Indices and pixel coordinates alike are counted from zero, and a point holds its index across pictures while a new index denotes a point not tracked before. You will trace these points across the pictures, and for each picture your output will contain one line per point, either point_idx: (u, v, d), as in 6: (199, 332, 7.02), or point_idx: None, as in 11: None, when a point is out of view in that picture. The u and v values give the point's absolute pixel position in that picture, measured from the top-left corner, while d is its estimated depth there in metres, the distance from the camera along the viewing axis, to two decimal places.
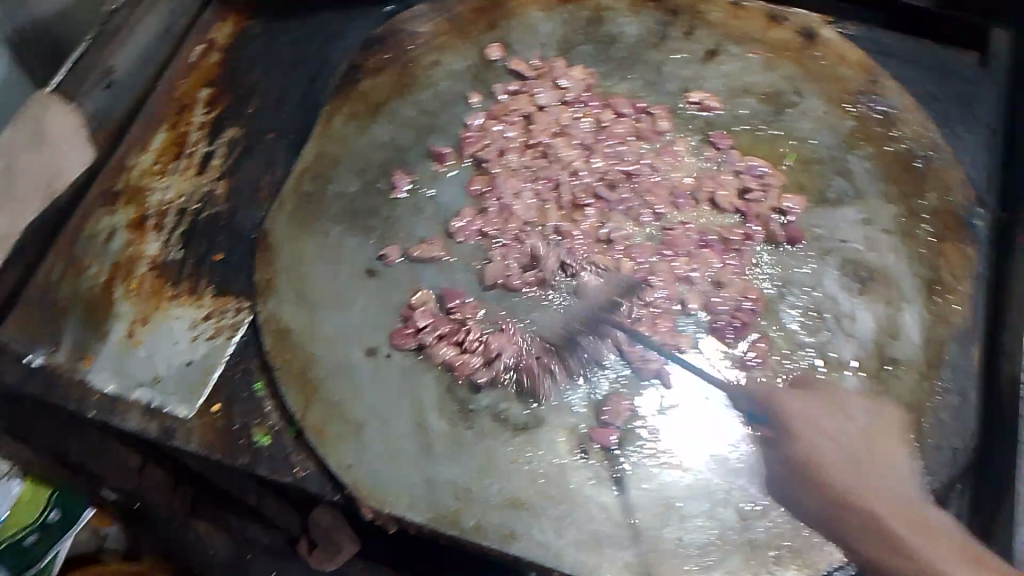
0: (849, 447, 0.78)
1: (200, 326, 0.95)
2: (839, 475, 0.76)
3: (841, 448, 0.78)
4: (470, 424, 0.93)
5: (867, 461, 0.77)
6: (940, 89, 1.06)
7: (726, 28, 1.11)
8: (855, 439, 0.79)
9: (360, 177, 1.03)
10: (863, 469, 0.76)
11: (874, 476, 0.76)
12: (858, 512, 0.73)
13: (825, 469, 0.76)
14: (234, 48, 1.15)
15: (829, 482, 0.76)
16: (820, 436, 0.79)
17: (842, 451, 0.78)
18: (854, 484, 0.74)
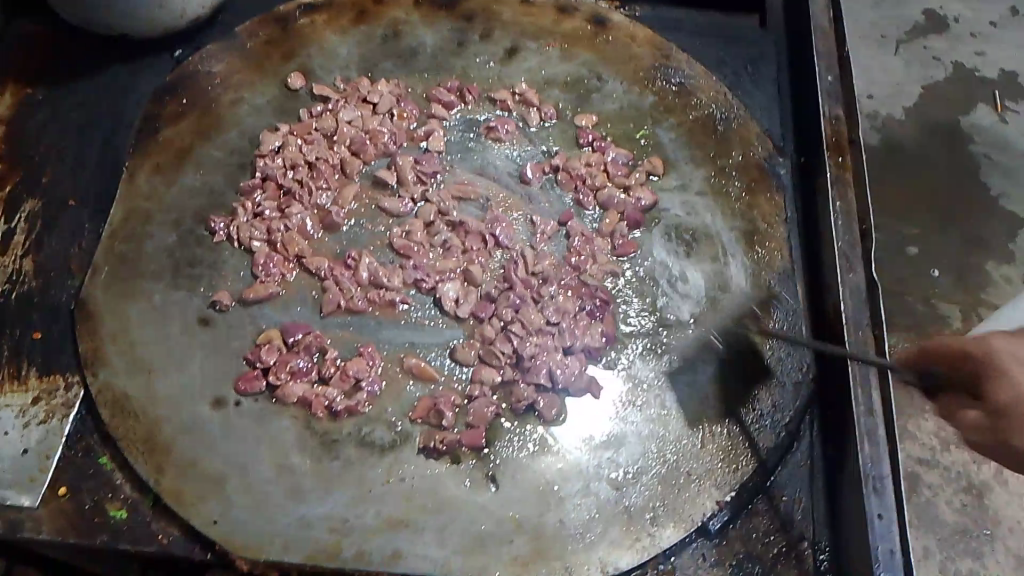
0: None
1: (29, 412, 0.92)
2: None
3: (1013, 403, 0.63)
4: (334, 454, 0.92)
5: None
6: (727, 53, 1.27)
7: (521, 26, 1.24)
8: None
9: (176, 228, 1.03)
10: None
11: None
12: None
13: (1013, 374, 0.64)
14: (17, 119, 1.12)
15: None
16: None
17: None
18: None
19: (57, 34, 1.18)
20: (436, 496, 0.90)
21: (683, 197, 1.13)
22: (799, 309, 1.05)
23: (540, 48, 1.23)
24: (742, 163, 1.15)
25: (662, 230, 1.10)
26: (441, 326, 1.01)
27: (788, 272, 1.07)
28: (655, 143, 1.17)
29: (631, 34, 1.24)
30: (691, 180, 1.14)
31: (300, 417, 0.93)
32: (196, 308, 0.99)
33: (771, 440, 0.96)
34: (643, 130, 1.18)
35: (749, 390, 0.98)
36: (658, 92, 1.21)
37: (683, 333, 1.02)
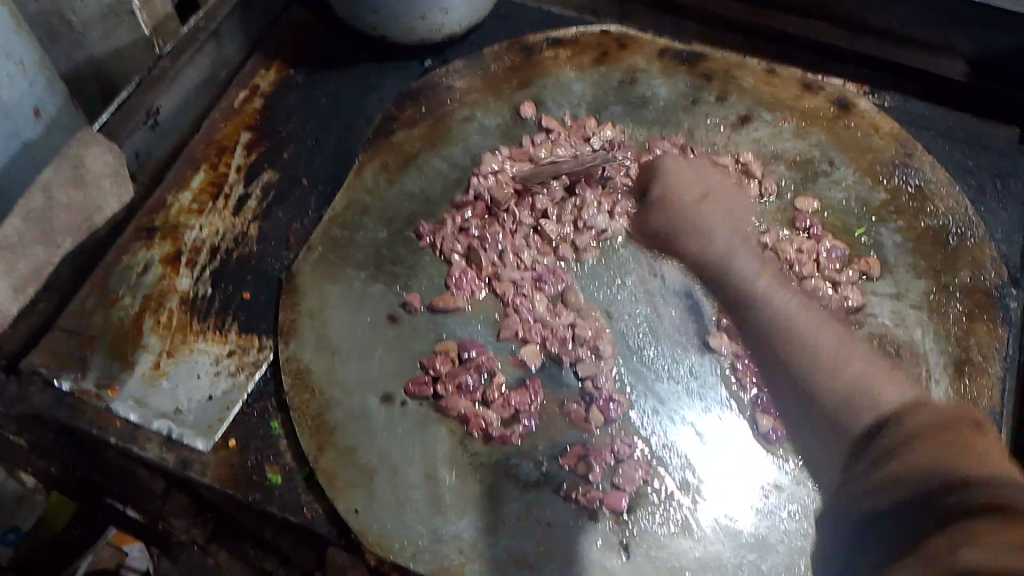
0: (804, 309, 0.72)
1: (222, 363, 1.00)
2: (833, 341, 0.67)
3: (793, 320, 0.71)
4: (480, 478, 0.93)
5: (807, 308, 0.73)
6: (976, 163, 1.18)
7: (758, 95, 1.21)
8: (810, 318, 0.71)
9: (388, 226, 1.09)
10: (827, 320, 0.71)
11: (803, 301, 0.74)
12: (827, 377, 0.64)
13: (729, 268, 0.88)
14: (275, 95, 1.22)
15: (802, 339, 0.68)
16: (799, 310, 0.73)
17: (789, 315, 0.72)
18: (821, 339, 0.67)
19: (325, 25, 1.28)
20: (566, 548, 0.89)
21: (894, 305, 1.05)
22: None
23: (774, 119, 1.19)
24: (968, 285, 1.06)
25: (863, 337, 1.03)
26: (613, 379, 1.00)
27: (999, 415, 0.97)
28: (876, 242, 1.10)
29: (874, 124, 1.18)
30: (908, 291, 1.06)
31: (456, 432, 0.96)
32: (388, 304, 1.04)
33: None
34: (867, 226, 1.11)
35: None
36: (890, 190, 1.14)
37: None
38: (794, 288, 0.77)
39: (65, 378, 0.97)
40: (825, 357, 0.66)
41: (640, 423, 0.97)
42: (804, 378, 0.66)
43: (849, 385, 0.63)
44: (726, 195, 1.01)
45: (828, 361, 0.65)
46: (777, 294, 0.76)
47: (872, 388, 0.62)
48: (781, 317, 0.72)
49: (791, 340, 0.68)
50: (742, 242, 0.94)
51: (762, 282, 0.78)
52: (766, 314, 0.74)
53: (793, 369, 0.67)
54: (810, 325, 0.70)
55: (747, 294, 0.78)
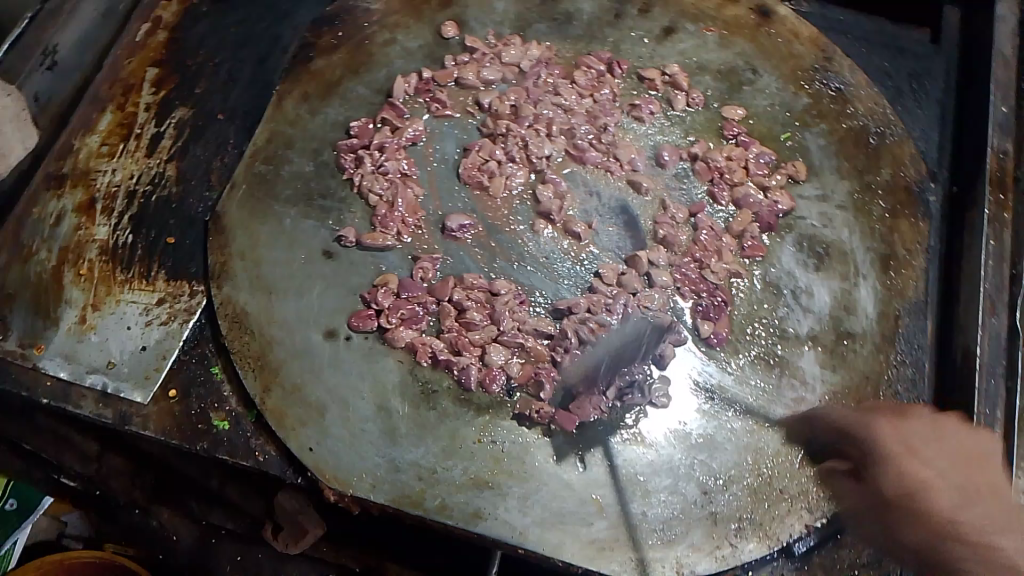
0: (934, 438, 0.67)
1: (153, 312, 0.96)
2: (955, 487, 0.64)
3: (917, 453, 0.66)
4: (432, 404, 0.93)
5: (935, 441, 0.66)
6: (892, 65, 1.20)
7: (681, 6, 1.21)
8: (925, 444, 0.66)
9: (314, 158, 1.05)
10: (963, 459, 0.65)
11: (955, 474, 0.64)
12: (937, 517, 0.63)
13: (895, 472, 0.66)
14: (180, 26, 1.15)
15: (921, 491, 0.64)
16: (904, 436, 0.67)
17: (884, 439, 0.68)
18: (956, 499, 0.63)
19: None
20: (523, 464, 0.90)
21: (822, 208, 1.08)
22: (924, 346, 1.01)
23: (697, 31, 1.19)
24: (889, 183, 1.10)
25: (795, 240, 1.06)
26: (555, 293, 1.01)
27: (921, 303, 1.03)
28: (801, 147, 1.13)
29: (795, 30, 1.19)
30: (834, 192, 1.09)
31: (404, 361, 0.95)
32: (322, 239, 1.01)
33: None
34: (792, 132, 1.13)
35: None
36: (813, 95, 1.15)
37: (797, 349, 0.99)
38: (933, 442, 0.66)
39: None
40: (925, 496, 0.64)
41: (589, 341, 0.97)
42: (918, 534, 0.64)
43: (930, 521, 0.63)
44: (917, 429, 0.68)
45: (918, 502, 0.64)
46: (920, 490, 0.65)
47: (991, 538, 0.61)
48: (906, 462, 0.66)
49: (925, 510, 0.64)
50: (948, 458, 0.65)
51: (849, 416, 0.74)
52: (886, 464, 0.67)
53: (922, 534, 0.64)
54: (940, 482, 0.64)
55: (861, 437, 0.70)
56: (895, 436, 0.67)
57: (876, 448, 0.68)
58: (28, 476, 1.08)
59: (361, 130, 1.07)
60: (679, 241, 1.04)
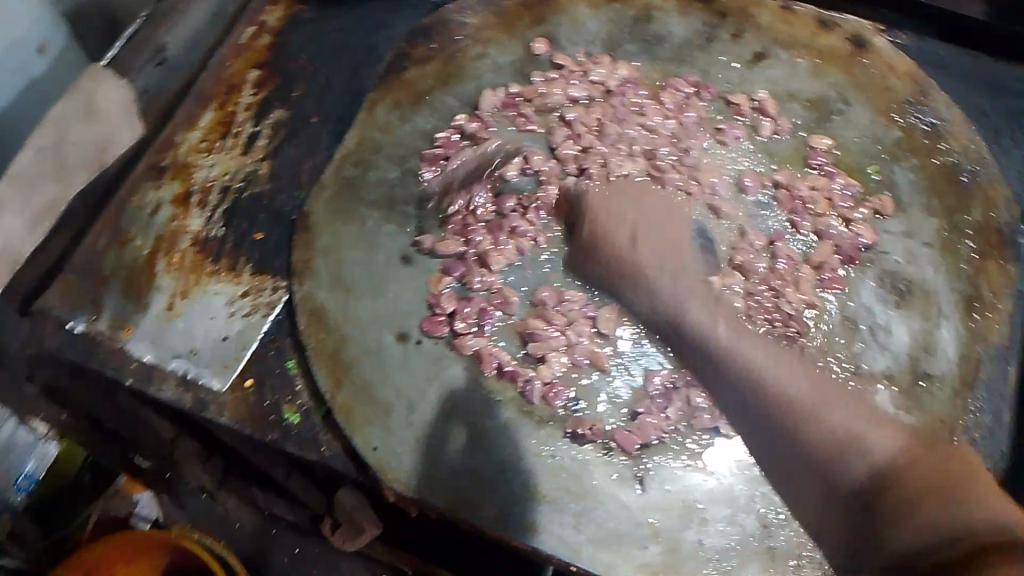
0: (760, 339, 0.74)
1: (236, 303, 1.01)
2: (847, 418, 0.64)
3: (698, 325, 0.79)
4: (496, 413, 0.94)
5: (740, 331, 0.75)
6: (992, 103, 1.16)
7: (774, 33, 1.19)
8: (734, 325, 0.77)
9: (400, 164, 1.08)
10: (758, 340, 0.73)
11: (784, 359, 0.70)
12: (802, 407, 0.66)
13: (718, 343, 0.75)
14: (283, 32, 1.19)
15: (785, 397, 0.67)
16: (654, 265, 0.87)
17: (741, 351, 0.73)
18: (825, 409, 0.65)
19: None
20: (582, 481, 0.91)
21: (906, 243, 1.05)
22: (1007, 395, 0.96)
23: (789, 58, 1.18)
24: (979, 224, 1.06)
25: (874, 276, 1.03)
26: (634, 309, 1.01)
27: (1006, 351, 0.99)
28: (890, 180, 1.10)
29: (890, 62, 1.17)
30: (921, 229, 1.06)
31: (472, 369, 0.96)
32: (402, 245, 1.04)
33: None
34: (881, 165, 1.11)
35: None
36: (905, 129, 1.13)
37: (873, 387, 0.96)
38: (682, 277, 0.85)
39: (79, 319, 0.98)
40: (763, 378, 0.69)
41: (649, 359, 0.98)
42: (803, 437, 0.65)
43: (836, 451, 0.63)
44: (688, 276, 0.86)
45: (797, 435, 0.65)
46: (809, 405, 0.65)
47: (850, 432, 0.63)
48: (754, 371, 0.70)
49: (771, 395, 0.68)
50: (730, 321, 0.78)
51: (649, 266, 0.87)
52: (738, 371, 0.72)
53: (790, 423, 0.66)
54: (786, 379, 0.68)
55: (716, 351, 0.75)
56: (628, 228, 0.90)
57: (601, 242, 0.91)
58: (105, 449, 1.16)
59: (446, 140, 1.10)
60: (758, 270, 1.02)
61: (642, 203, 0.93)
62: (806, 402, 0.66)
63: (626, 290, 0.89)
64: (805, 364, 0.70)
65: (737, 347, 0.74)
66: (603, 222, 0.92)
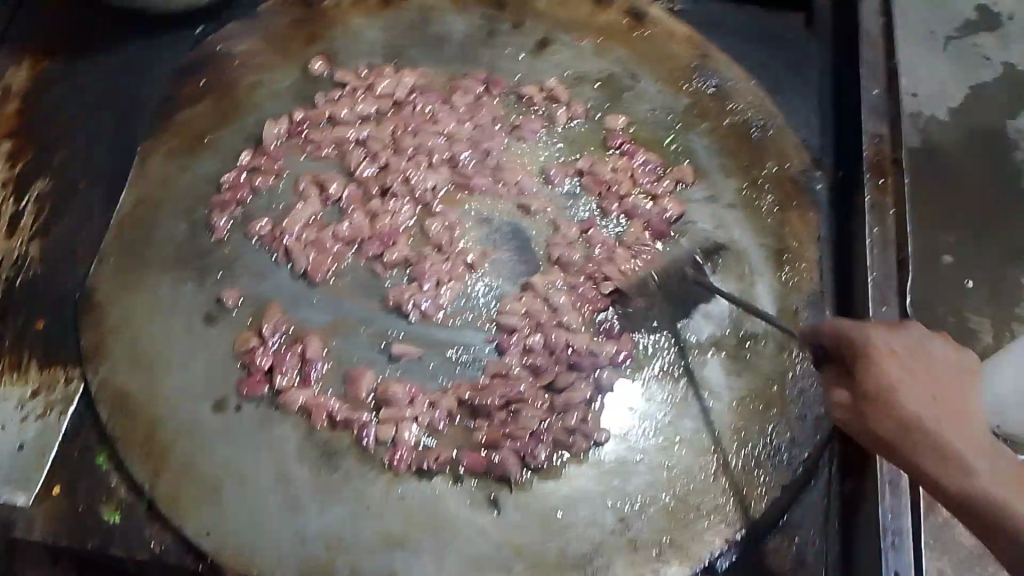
0: (913, 363, 0.65)
1: (28, 405, 0.91)
2: (990, 471, 0.59)
3: (909, 392, 0.63)
4: (334, 467, 0.89)
5: (934, 394, 0.63)
6: (770, 55, 1.20)
7: (554, 17, 1.18)
8: (909, 369, 0.65)
9: (186, 218, 1.01)
10: (917, 358, 0.65)
11: (958, 419, 0.61)
12: (933, 444, 0.61)
13: (948, 443, 0.60)
14: (32, 94, 1.08)
15: (954, 463, 0.60)
16: (899, 372, 0.65)
17: (931, 424, 0.62)
18: (979, 464, 0.59)
19: (77, 5, 1.14)
20: (437, 516, 0.87)
21: (712, 208, 1.08)
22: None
23: (573, 40, 1.17)
24: (777, 174, 1.10)
25: (689, 246, 1.05)
26: (467, 327, 0.98)
27: (817, 296, 1.02)
28: (687, 149, 1.12)
29: (669, 31, 1.18)
30: (722, 192, 1.09)
31: (301, 425, 0.91)
32: (204, 304, 0.96)
33: (787, 475, 0.91)
34: (676, 135, 1.13)
35: (768, 423, 0.94)
36: (693, 95, 1.15)
37: (702, 356, 0.98)
38: (934, 380, 0.64)
39: None
40: (899, 396, 0.63)
41: (476, 365, 0.96)
42: (953, 488, 0.60)
43: (933, 452, 0.61)
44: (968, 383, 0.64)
45: (961, 465, 0.59)
46: (938, 429, 0.61)
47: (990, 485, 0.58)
48: (896, 401, 0.63)
49: (936, 442, 0.61)
50: (945, 398, 0.63)
51: (853, 405, 0.67)
52: (891, 399, 0.64)
53: (910, 455, 0.62)
54: (917, 401, 0.63)
55: (857, 359, 0.67)
56: (877, 344, 0.67)
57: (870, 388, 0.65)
58: None
59: (234, 183, 1.03)
60: (576, 265, 1.02)
61: (917, 349, 0.66)
62: (930, 459, 0.61)
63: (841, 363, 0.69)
64: (934, 376, 0.64)
65: (910, 406, 0.63)
66: (882, 354, 0.66)
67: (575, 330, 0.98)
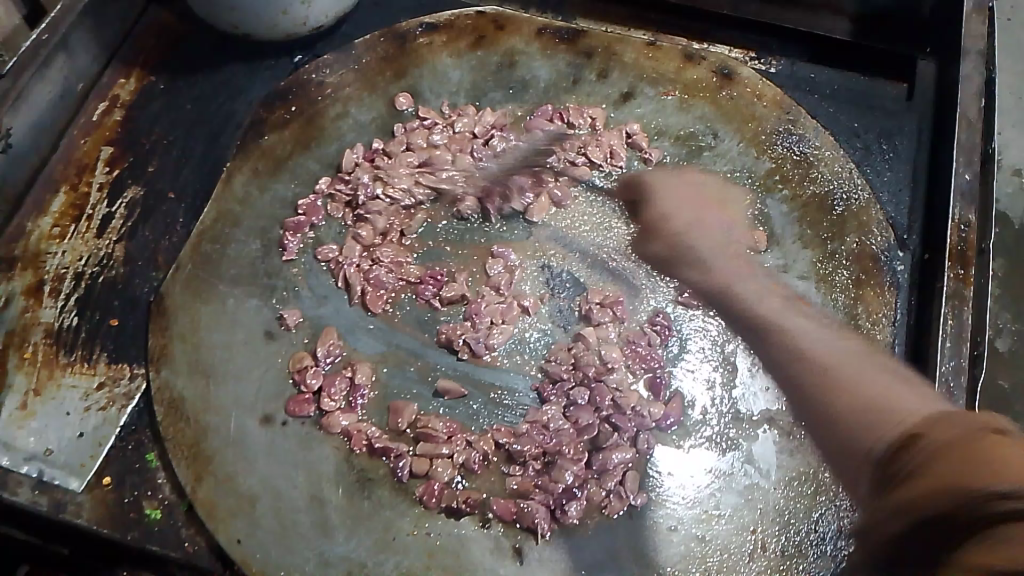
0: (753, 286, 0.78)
1: (92, 397, 0.96)
2: (880, 375, 0.61)
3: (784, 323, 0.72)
4: (367, 494, 0.90)
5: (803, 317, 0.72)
6: (860, 125, 1.17)
7: (640, 70, 1.18)
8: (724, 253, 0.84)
9: (260, 236, 1.05)
10: (797, 313, 0.73)
11: (852, 347, 0.65)
12: (821, 367, 0.64)
13: (800, 339, 0.68)
14: (136, 106, 1.15)
15: (825, 376, 0.63)
16: (699, 231, 0.86)
17: (833, 363, 0.63)
18: (846, 368, 0.62)
19: (188, 26, 1.21)
20: (460, 559, 0.87)
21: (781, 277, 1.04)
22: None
23: (656, 95, 1.17)
24: (854, 251, 1.05)
25: None
26: (513, 370, 0.98)
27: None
28: (763, 213, 1.09)
29: (757, 91, 1.16)
30: (795, 261, 1.06)
31: (341, 448, 0.93)
32: (266, 320, 1.00)
33: (829, 567, 0.86)
34: (753, 198, 1.10)
35: (815, 508, 0.90)
36: (775, 159, 1.12)
37: (754, 430, 0.95)
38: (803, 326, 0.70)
39: None
40: (801, 340, 0.68)
41: (518, 408, 0.96)
42: (796, 373, 0.65)
43: (823, 377, 0.63)
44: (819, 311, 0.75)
45: (831, 376, 0.62)
46: (836, 356, 0.64)
47: (855, 385, 0.60)
48: (787, 328, 0.71)
49: (821, 362, 0.64)
50: (819, 323, 0.71)
51: (774, 347, 0.70)
52: (774, 335, 0.71)
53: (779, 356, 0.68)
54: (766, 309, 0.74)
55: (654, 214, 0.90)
56: (773, 303, 0.76)
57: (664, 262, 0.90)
58: None
59: (309, 207, 1.06)
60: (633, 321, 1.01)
61: (703, 251, 0.84)
62: (806, 349, 0.67)
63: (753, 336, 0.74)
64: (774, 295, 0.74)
65: (806, 334, 0.69)
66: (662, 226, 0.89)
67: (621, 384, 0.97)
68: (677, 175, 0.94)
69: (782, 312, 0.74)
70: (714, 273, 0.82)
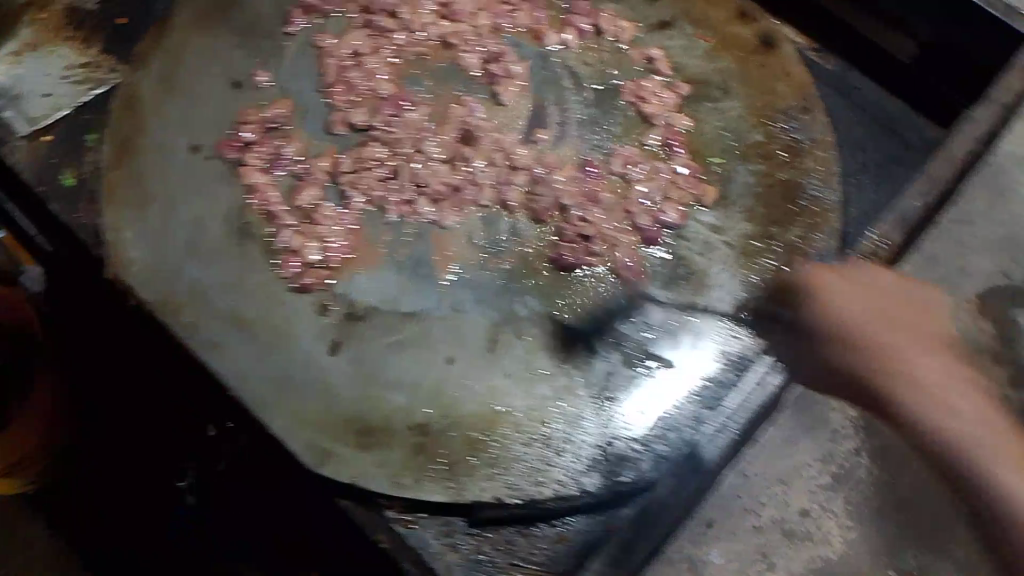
0: (904, 331, 0.86)
1: (73, 70, 1.07)
2: (965, 411, 0.79)
3: (919, 371, 0.83)
4: (241, 241, 0.98)
5: (893, 326, 0.86)
6: (872, 142, 1.13)
7: (686, 6, 1.18)
8: (878, 314, 0.86)
9: (274, 3, 1.13)
10: (895, 329, 0.86)
11: (957, 397, 0.80)
12: (910, 402, 0.81)
13: (919, 383, 0.82)
14: None
15: (946, 438, 0.78)
16: (887, 330, 0.86)
17: (909, 392, 0.82)
18: (948, 413, 0.79)
19: None
20: (284, 325, 0.93)
21: (709, 235, 1.03)
22: (746, 412, 0.90)
23: (691, 34, 1.17)
24: (795, 243, 1.02)
25: (666, 254, 1.02)
26: (424, 204, 1.02)
27: (761, 377, 0.91)
28: (725, 174, 1.07)
29: (787, 70, 1.13)
30: (730, 228, 1.04)
31: (241, 197, 1.00)
32: (240, 72, 1.08)
33: (593, 485, 0.87)
34: (726, 159, 1.08)
35: (612, 430, 0.91)
36: (768, 135, 1.09)
37: (601, 347, 0.95)
38: (899, 352, 0.84)
39: None
40: (897, 365, 0.84)
41: (405, 232, 1.00)
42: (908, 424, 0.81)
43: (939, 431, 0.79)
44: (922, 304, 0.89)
45: (941, 412, 0.79)
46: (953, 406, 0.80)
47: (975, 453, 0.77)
48: (925, 398, 0.81)
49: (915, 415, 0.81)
50: (931, 360, 0.83)
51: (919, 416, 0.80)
52: (903, 389, 0.82)
53: (904, 407, 0.82)
54: (902, 355, 0.84)
55: (832, 317, 0.88)
56: (861, 342, 0.86)
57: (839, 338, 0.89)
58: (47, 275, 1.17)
59: None
60: (549, 214, 1.02)
61: (875, 287, 0.89)
62: (873, 367, 0.84)
63: (861, 397, 0.86)
64: (903, 327, 0.86)
65: (919, 377, 0.82)
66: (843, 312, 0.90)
67: (512, 257, 1.00)
68: (861, 275, 0.90)
69: (907, 347, 0.84)
70: (806, 281, 0.93)
